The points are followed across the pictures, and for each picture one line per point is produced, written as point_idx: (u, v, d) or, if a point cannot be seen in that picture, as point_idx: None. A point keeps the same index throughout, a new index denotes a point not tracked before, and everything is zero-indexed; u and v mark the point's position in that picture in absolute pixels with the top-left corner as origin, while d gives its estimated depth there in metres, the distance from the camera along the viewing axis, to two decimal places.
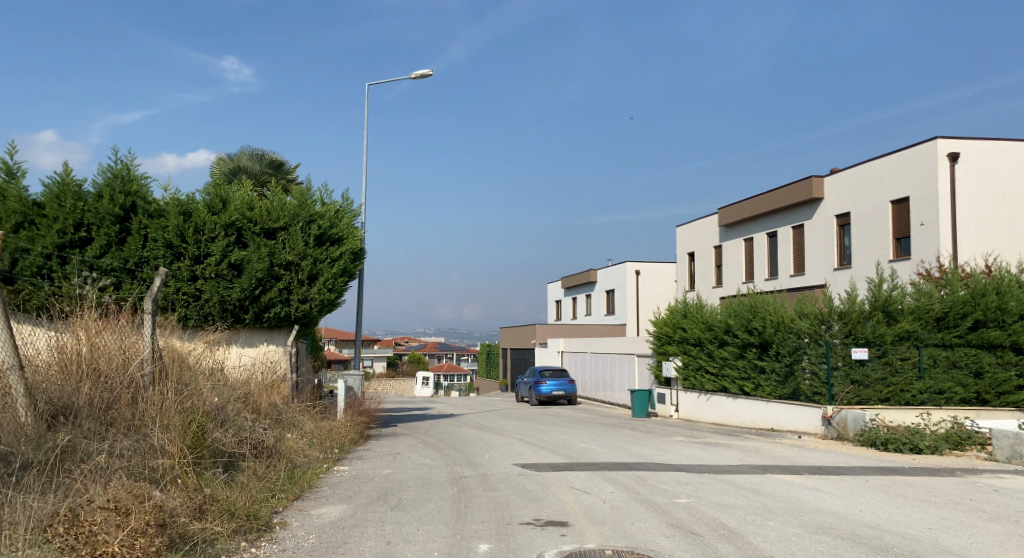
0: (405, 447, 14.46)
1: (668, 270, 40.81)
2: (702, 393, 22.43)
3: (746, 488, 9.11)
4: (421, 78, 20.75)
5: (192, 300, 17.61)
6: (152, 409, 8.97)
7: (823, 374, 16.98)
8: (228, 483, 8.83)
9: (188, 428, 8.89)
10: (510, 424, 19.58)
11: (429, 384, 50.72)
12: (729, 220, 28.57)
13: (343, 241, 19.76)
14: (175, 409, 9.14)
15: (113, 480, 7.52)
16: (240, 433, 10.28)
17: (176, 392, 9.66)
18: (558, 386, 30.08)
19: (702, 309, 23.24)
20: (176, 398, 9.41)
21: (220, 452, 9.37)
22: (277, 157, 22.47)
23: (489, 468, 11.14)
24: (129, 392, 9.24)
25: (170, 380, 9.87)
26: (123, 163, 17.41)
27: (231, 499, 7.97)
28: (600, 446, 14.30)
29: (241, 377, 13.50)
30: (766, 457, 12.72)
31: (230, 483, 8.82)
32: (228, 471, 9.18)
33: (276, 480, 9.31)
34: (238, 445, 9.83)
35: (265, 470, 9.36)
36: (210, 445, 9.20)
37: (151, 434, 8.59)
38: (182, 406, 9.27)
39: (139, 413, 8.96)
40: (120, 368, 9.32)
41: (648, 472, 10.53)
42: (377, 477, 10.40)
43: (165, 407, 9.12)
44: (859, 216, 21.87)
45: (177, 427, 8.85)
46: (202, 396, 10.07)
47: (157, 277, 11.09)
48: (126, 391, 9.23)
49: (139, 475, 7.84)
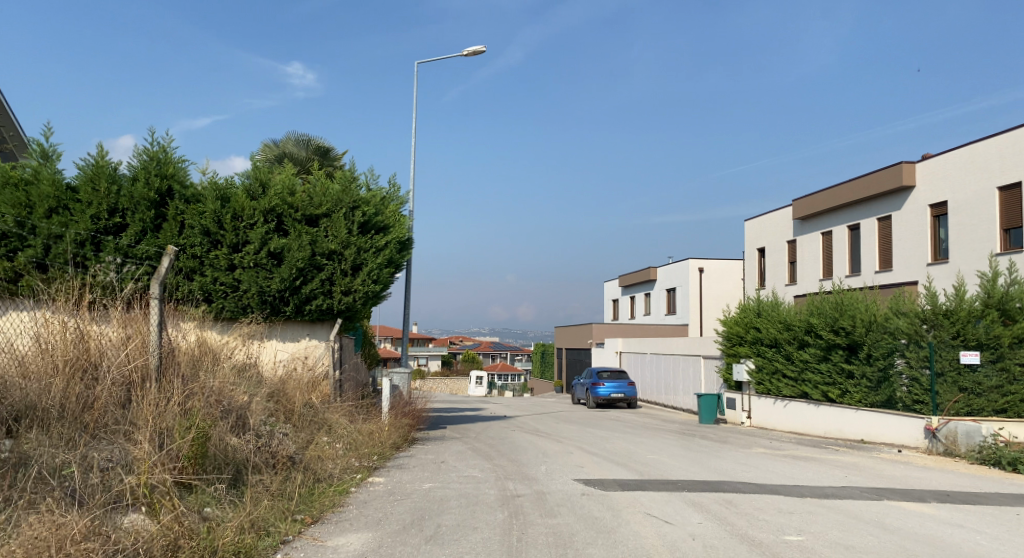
0: (452, 454, 12.89)
1: (733, 268, 38.81)
2: (777, 399, 20.58)
3: (872, 525, 7.44)
4: (474, 55, 19.25)
5: (229, 291, 16.28)
6: (146, 411, 7.47)
7: (924, 380, 15.41)
8: (230, 505, 7.33)
9: (187, 433, 7.38)
10: (567, 429, 17.98)
11: (482, 383, 49.09)
12: (804, 213, 26.59)
13: (389, 230, 17.95)
14: (176, 411, 7.59)
15: (77, 512, 6.14)
16: (255, 440, 8.70)
17: (181, 390, 8.17)
18: (618, 388, 28.26)
19: (778, 306, 21.24)
20: (178, 397, 7.85)
21: (225, 462, 7.90)
22: (323, 143, 21.05)
23: (545, 485, 9.50)
24: (121, 391, 7.85)
25: (177, 376, 8.43)
26: (160, 144, 16.17)
27: (217, 534, 6.52)
28: (672, 458, 12.59)
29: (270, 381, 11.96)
30: (872, 476, 11.02)
31: (232, 505, 7.32)
32: (233, 488, 7.72)
33: (290, 499, 7.81)
34: (253, 452, 8.32)
35: (277, 485, 7.87)
36: (213, 454, 7.74)
37: (136, 442, 7.10)
38: (183, 408, 7.73)
39: (128, 415, 7.54)
40: (106, 365, 7.91)
41: (739, 496, 8.86)
42: (415, 494, 8.81)
43: (164, 408, 7.59)
44: (959, 205, 20.32)
45: (172, 431, 7.37)
46: (212, 394, 8.53)
47: (167, 257, 9.56)
48: (118, 389, 7.84)
49: (103, 499, 6.42)
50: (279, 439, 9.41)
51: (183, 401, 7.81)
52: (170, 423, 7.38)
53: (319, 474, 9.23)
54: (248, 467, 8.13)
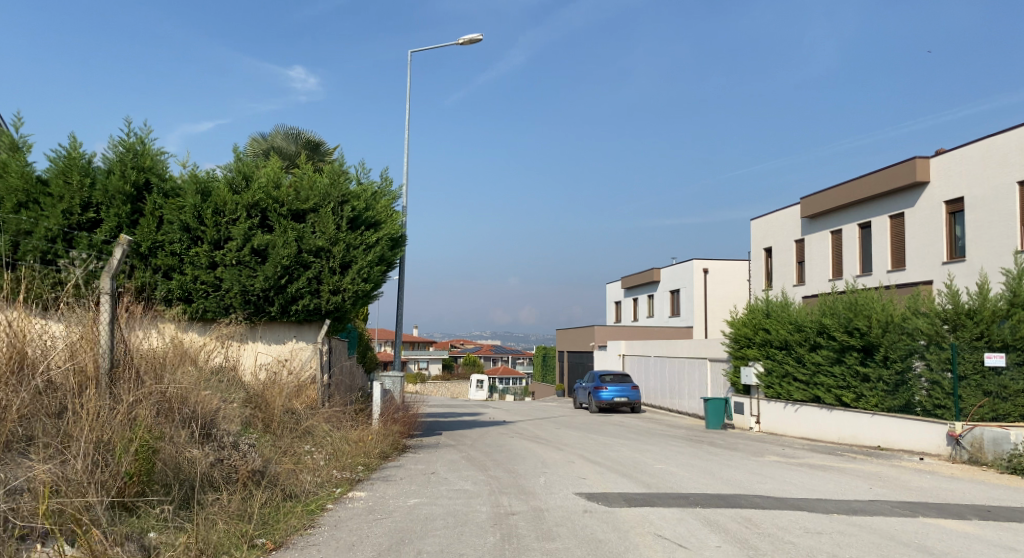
0: (444, 464, 11.96)
1: (738, 269, 37.95)
2: (787, 403, 19.70)
3: (915, 549, 6.56)
4: (471, 44, 18.38)
5: (211, 290, 15.46)
6: (80, 420, 6.88)
7: (946, 383, 14.69)
8: (177, 529, 6.83)
9: (127, 448, 6.92)
10: (569, 435, 17.10)
11: (483, 387, 48.16)
12: (814, 211, 25.73)
13: (380, 226, 17.04)
14: (116, 423, 7.04)
15: None
16: (215, 453, 7.89)
17: (126, 396, 7.47)
18: (621, 392, 27.38)
19: (787, 307, 20.38)
20: (117, 405, 7.30)
21: (175, 479, 7.31)
22: (313, 137, 20.17)
23: (544, 500, 8.61)
24: (55, 399, 7.17)
25: (125, 380, 7.69)
26: (138, 136, 15.35)
27: None
28: (681, 469, 11.66)
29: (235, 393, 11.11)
30: (900, 488, 10.18)
31: (178, 529, 6.82)
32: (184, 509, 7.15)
33: (249, 521, 7.07)
34: (209, 466, 7.67)
35: (237, 501, 7.31)
36: (161, 470, 7.20)
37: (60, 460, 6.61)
38: (127, 418, 7.19)
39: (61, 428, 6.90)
40: (38, 370, 7.21)
41: (759, 513, 8.01)
42: (397, 511, 7.96)
43: (104, 416, 7.03)
44: (977, 201, 19.55)
45: (113, 446, 6.90)
46: (160, 404, 7.80)
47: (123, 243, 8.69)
48: (52, 398, 7.16)
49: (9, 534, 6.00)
50: (250, 450, 8.65)
51: (131, 409, 7.30)
52: (109, 437, 6.91)
53: (290, 489, 8.38)
54: (206, 483, 7.58)
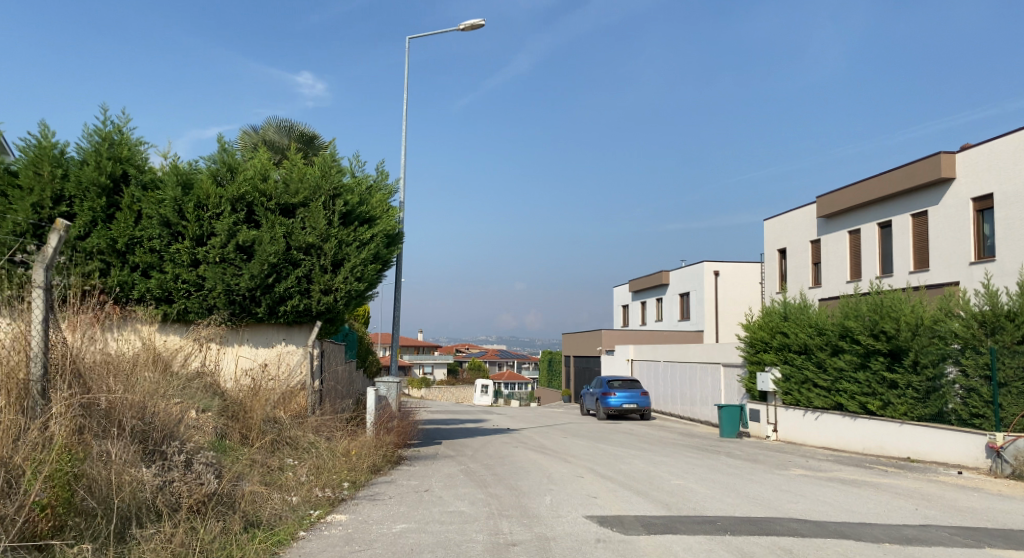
0: (440, 479, 10.87)
1: (750, 271, 36.88)
2: (807, 410, 18.60)
3: None
4: (472, 29, 17.33)
5: (193, 290, 14.45)
6: None
7: (985, 391, 13.58)
8: None
9: (37, 473, 6.15)
10: (576, 444, 16.01)
11: (487, 392, 47.06)
12: (830, 211, 24.65)
13: (375, 222, 15.97)
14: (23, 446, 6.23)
15: None
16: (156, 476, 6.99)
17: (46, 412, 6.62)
18: (630, 398, 26.28)
19: (806, 310, 19.28)
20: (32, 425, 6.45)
21: (98, 509, 6.51)
22: (306, 130, 19.13)
23: (549, 526, 7.52)
24: None
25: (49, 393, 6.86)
26: (116, 124, 14.30)
27: None
28: (701, 485, 10.56)
29: (204, 400, 10.09)
30: (950, 508, 9.07)
31: None
32: (116, 546, 6.43)
33: None
34: (146, 494, 6.82)
35: (177, 533, 6.63)
36: (82, 499, 6.41)
37: None
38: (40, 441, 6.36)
39: None
40: None
41: (797, 543, 6.95)
42: (380, 543, 6.95)
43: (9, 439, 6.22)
44: (1007, 197, 18.47)
45: (20, 471, 6.15)
46: (91, 422, 6.96)
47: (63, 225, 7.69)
48: None
49: None
50: (218, 463, 7.83)
51: (50, 426, 6.55)
52: (16, 459, 6.16)
53: (249, 516, 7.46)
54: (147, 510, 6.85)
